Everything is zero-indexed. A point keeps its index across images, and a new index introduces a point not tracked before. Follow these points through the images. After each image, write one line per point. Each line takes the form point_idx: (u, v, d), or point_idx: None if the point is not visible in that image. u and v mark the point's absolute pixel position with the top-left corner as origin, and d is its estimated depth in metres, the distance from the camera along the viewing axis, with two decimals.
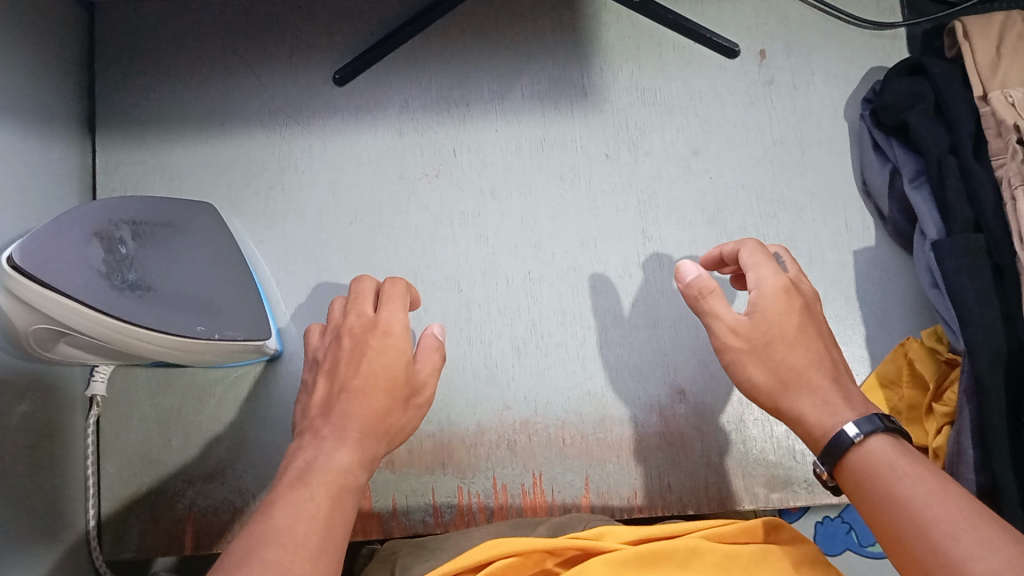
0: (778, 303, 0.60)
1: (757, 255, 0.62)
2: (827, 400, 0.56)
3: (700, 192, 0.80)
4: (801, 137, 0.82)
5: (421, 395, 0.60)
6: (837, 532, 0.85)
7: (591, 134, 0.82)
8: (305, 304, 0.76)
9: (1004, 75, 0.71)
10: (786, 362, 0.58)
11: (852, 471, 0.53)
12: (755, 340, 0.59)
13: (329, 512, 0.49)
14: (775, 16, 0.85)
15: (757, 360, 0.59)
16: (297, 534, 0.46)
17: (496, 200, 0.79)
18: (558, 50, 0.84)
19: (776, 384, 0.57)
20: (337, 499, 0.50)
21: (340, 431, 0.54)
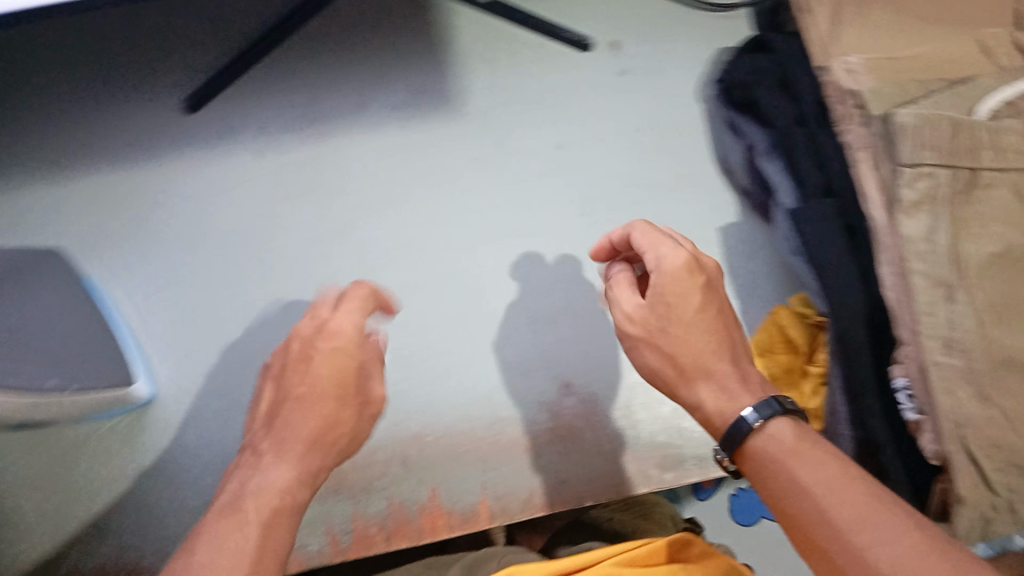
0: (679, 281, 0.57)
1: (650, 235, 0.59)
2: (724, 386, 0.54)
3: (567, 187, 0.82)
4: (660, 123, 0.83)
5: (373, 404, 0.58)
6: (753, 502, 0.85)
7: (456, 140, 0.82)
8: (178, 346, 0.73)
9: (843, 42, 0.76)
10: (679, 351, 0.56)
11: (753, 457, 0.51)
12: (653, 324, 0.58)
13: (259, 542, 0.48)
14: (621, 10, 0.87)
15: (653, 346, 0.58)
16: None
17: (367, 215, 0.79)
18: (413, 58, 0.84)
19: (675, 370, 0.56)
20: (266, 525, 0.49)
21: (281, 446, 0.53)
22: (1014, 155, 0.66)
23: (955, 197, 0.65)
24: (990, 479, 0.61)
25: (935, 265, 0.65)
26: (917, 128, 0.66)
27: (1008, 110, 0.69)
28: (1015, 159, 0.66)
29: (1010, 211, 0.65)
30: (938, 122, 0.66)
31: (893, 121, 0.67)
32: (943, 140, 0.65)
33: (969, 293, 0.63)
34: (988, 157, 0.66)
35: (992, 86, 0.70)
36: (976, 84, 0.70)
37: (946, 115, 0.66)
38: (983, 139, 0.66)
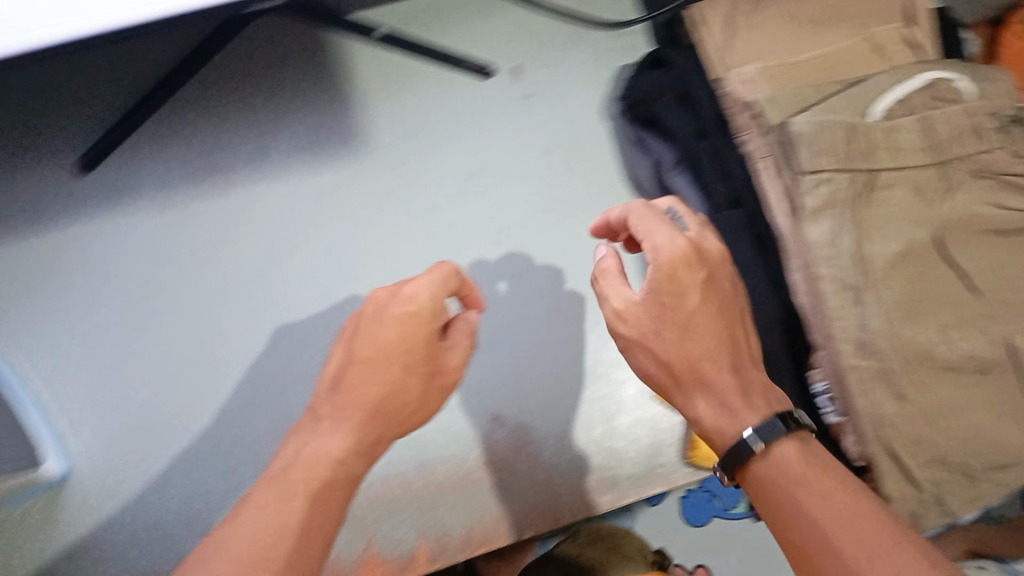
0: (678, 277, 0.54)
1: (648, 225, 0.56)
2: (724, 402, 0.53)
3: (480, 216, 0.81)
4: (568, 145, 0.83)
5: (448, 373, 0.59)
6: (703, 502, 0.83)
7: (364, 179, 0.81)
8: (131, 394, 0.73)
9: (735, 57, 0.77)
10: (672, 357, 0.55)
11: (756, 482, 0.50)
12: (646, 324, 0.56)
13: (305, 517, 0.50)
14: (520, 29, 0.86)
15: (643, 351, 0.56)
16: (264, 556, 0.47)
17: (276, 263, 0.78)
18: (312, 99, 0.82)
19: (670, 377, 0.55)
20: (315, 502, 0.51)
21: (340, 415, 0.56)
22: (909, 154, 0.68)
23: (854, 199, 0.66)
24: (914, 476, 0.64)
25: (842, 269, 0.66)
26: (812, 136, 0.67)
27: (900, 108, 0.70)
28: (911, 158, 0.68)
29: (909, 210, 0.67)
30: (833, 129, 0.66)
31: (790, 129, 0.68)
32: (839, 146, 0.66)
33: (878, 294, 0.65)
34: (882, 158, 0.67)
35: (885, 84, 0.71)
36: (870, 84, 0.71)
37: (840, 120, 0.67)
38: (876, 141, 0.67)
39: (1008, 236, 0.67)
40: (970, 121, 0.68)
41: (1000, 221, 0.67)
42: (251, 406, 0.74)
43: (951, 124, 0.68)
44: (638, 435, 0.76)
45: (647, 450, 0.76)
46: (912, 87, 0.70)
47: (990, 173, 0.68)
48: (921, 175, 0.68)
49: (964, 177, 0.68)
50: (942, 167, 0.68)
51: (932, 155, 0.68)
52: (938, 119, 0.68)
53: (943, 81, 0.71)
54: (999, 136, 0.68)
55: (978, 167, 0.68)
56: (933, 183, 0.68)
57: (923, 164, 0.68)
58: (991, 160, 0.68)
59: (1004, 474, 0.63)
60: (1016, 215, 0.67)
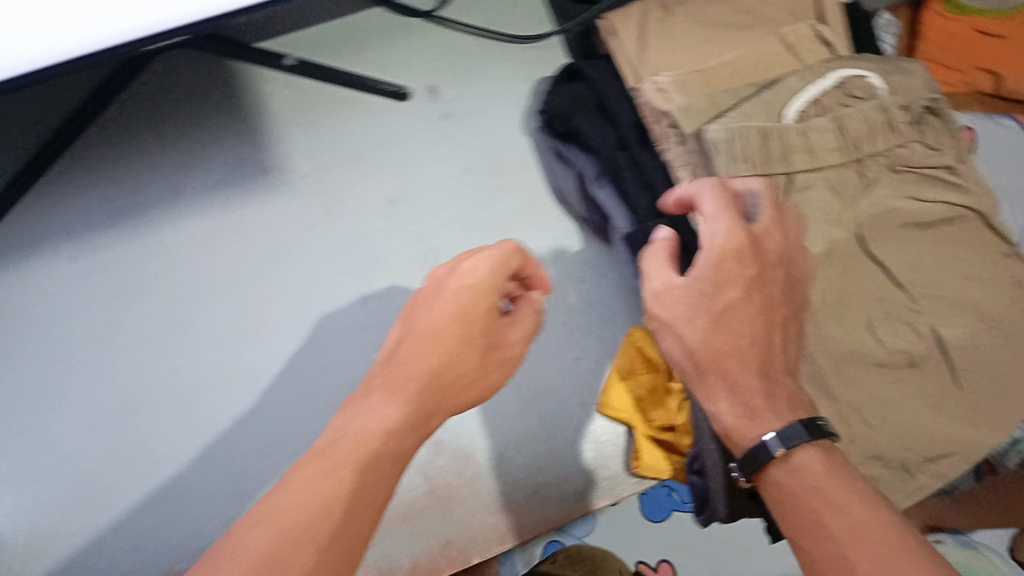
0: (723, 268, 0.49)
1: (701, 199, 0.52)
2: (746, 403, 0.47)
3: (407, 241, 0.79)
4: (490, 162, 0.82)
5: (506, 350, 0.53)
6: (660, 498, 0.84)
7: (284, 210, 0.79)
8: (100, 412, 0.71)
9: (652, 63, 0.76)
10: (707, 348, 0.49)
11: (773, 486, 0.46)
12: (680, 312, 0.50)
13: (357, 490, 0.41)
14: (435, 49, 0.85)
15: (675, 337, 0.51)
16: (302, 532, 0.38)
17: (197, 302, 0.75)
18: (226, 133, 0.80)
19: (693, 367, 0.50)
20: (363, 476, 0.42)
21: (392, 384, 0.47)
22: (825, 154, 0.67)
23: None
24: None
25: None
26: (727, 143, 0.67)
27: (813, 108, 0.70)
28: (827, 159, 0.67)
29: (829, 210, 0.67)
30: (746, 135, 0.66)
31: (705, 138, 0.68)
32: (754, 152, 0.66)
33: None
34: (798, 160, 0.67)
35: (795, 88, 0.71)
36: (780, 87, 0.71)
37: (754, 126, 0.66)
38: (791, 144, 0.67)
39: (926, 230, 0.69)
40: (885, 117, 0.69)
41: (919, 215, 0.69)
42: (181, 451, 0.70)
43: (863, 123, 0.68)
44: (581, 450, 0.77)
45: (593, 463, 0.77)
46: (823, 87, 0.70)
47: (905, 168, 0.70)
48: (836, 175, 0.68)
49: (880, 174, 0.69)
50: (858, 165, 0.69)
51: (847, 154, 0.68)
52: (850, 117, 0.68)
53: (854, 79, 0.71)
54: (912, 131, 0.70)
55: (893, 162, 0.70)
56: (850, 182, 0.68)
57: (839, 163, 0.68)
58: (906, 154, 0.70)
59: (938, 464, 0.64)
60: (933, 208, 0.69)
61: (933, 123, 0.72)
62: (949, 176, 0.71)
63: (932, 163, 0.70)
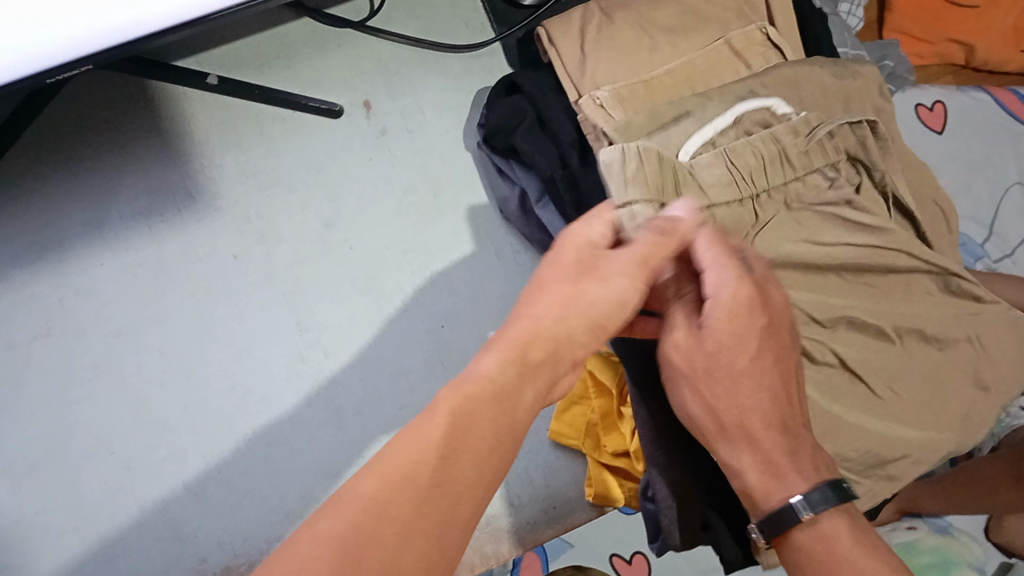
0: (737, 322, 0.47)
1: (716, 251, 0.47)
2: (770, 460, 0.48)
3: (344, 265, 0.76)
4: (430, 179, 0.79)
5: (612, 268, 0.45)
6: None
7: (211, 236, 0.75)
8: (29, 457, 0.68)
9: (593, 75, 0.72)
10: (724, 404, 0.48)
11: (802, 549, 0.46)
12: (698, 367, 0.48)
13: (453, 441, 0.36)
14: (369, 60, 0.81)
15: (694, 392, 0.49)
16: (415, 467, 0.35)
17: (127, 339, 0.72)
18: (149, 157, 0.76)
19: (715, 423, 0.49)
20: (465, 423, 0.37)
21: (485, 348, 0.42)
22: (717, 190, 0.60)
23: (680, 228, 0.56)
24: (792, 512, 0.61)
25: None
26: (622, 163, 0.56)
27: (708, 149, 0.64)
28: (722, 193, 0.60)
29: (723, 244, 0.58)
30: (643, 158, 0.56)
31: (601, 160, 0.57)
32: (653, 178, 0.56)
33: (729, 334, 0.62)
34: (688, 191, 0.59)
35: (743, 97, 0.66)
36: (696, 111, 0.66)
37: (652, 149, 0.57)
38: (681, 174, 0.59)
39: (844, 261, 0.61)
40: (778, 148, 0.62)
41: (827, 257, 0.60)
42: (114, 497, 0.68)
43: (754, 155, 0.61)
44: (533, 480, 0.76)
45: (545, 493, 0.76)
46: (719, 125, 0.64)
47: (800, 205, 0.62)
48: (732, 215, 0.60)
49: (779, 210, 0.62)
50: (754, 202, 0.61)
51: (742, 189, 0.60)
52: (740, 149, 0.61)
53: (752, 115, 0.65)
54: (812, 160, 0.63)
55: (789, 197, 0.62)
56: (746, 219, 0.60)
57: (734, 198, 0.60)
58: (801, 188, 0.63)
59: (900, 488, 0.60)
60: (842, 241, 0.61)
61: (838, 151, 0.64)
62: (853, 212, 0.62)
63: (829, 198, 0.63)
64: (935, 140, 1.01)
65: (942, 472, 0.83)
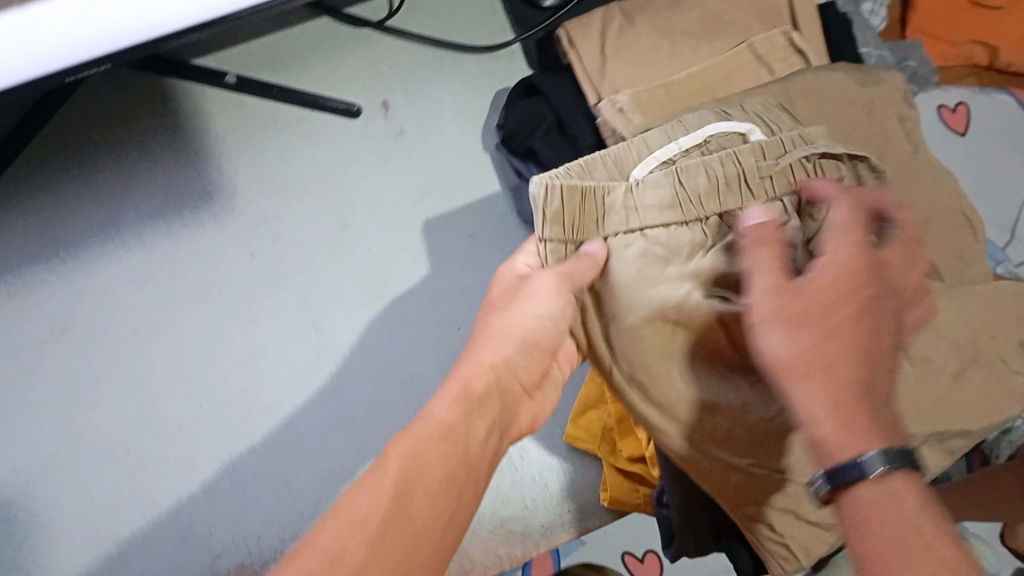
0: (848, 279, 0.42)
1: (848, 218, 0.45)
2: (844, 412, 0.39)
3: (358, 268, 0.76)
4: (446, 182, 0.79)
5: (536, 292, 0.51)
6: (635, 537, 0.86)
7: (226, 237, 0.75)
8: (44, 454, 0.68)
9: (612, 80, 0.71)
10: (816, 346, 0.41)
11: (861, 508, 0.39)
12: (800, 307, 0.41)
13: (397, 486, 0.39)
14: (386, 62, 0.81)
15: (790, 332, 0.41)
16: (368, 514, 0.37)
17: (141, 338, 0.72)
18: (165, 157, 0.76)
19: (796, 367, 0.41)
20: (409, 464, 0.40)
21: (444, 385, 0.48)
22: (650, 217, 0.51)
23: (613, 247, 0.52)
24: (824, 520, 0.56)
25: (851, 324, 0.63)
26: (548, 198, 0.50)
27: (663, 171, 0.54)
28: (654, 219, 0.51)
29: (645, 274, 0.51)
30: (565, 193, 0.50)
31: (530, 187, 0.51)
32: (576, 214, 0.51)
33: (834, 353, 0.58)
34: (617, 221, 0.51)
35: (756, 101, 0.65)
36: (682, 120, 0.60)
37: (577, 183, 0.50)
38: (610, 205, 0.52)
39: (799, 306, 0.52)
40: (738, 168, 0.51)
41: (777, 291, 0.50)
42: (126, 496, 0.68)
43: (706, 176, 0.51)
44: (547, 485, 0.75)
45: (560, 497, 0.75)
46: (683, 146, 0.55)
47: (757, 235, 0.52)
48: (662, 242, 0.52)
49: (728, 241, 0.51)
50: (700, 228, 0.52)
51: (687, 214, 0.51)
52: (690, 168, 0.51)
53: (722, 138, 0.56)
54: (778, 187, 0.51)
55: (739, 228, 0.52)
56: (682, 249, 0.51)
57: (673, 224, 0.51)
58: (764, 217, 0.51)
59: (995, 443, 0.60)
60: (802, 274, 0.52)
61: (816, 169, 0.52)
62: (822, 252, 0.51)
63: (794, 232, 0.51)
64: (958, 145, 0.99)
65: (959, 478, 0.81)
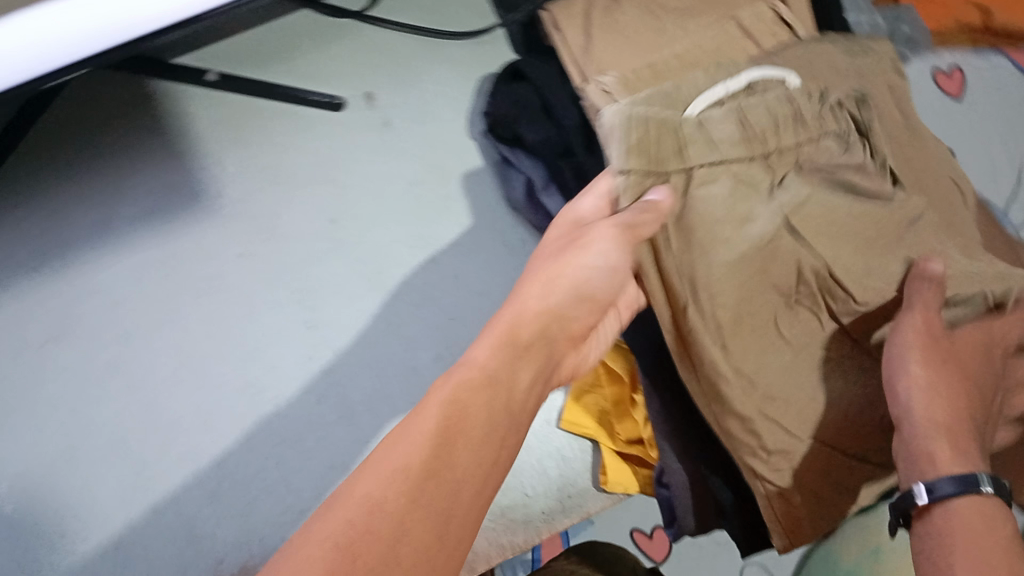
0: (976, 354, 0.55)
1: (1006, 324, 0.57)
2: (962, 449, 0.48)
3: (351, 262, 0.75)
4: (436, 171, 0.78)
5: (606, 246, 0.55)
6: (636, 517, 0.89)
7: (217, 236, 0.75)
8: (41, 461, 0.67)
9: (598, 61, 0.70)
10: (944, 388, 0.51)
11: (953, 514, 0.46)
12: (943, 359, 0.52)
13: (441, 424, 0.41)
14: (371, 52, 0.81)
15: (933, 369, 0.52)
16: (412, 451, 0.39)
17: (136, 341, 0.71)
18: (154, 159, 0.76)
19: (923, 398, 0.51)
20: (452, 405, 0.42)
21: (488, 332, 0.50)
22: (727, 146, 0.56)
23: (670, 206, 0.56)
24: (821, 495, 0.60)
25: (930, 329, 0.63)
26: (627, 128, 0.54)
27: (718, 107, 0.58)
28: (733, 149, 0.56)
29: (728, 212, 0.56)
30: (641, 123, 0.54)
31: (600, 122, 0.55)
32: (656, 144, 0.55)
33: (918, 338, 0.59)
34: (695, 154, 0.56)
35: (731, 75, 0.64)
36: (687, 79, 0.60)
37: (655, 116, 0.55)
38: (688, 135, 0.55)
39: (851, 225, 0.58)
40: (806, 104, 0.58)
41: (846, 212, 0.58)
42: (126, 499, 0.67)
43: (769, 112, 0.57)
44: (546, 472, 0.74)
45: (559, 483, 0.74)
46: (731, 86, 0.58)
47: (811, 167, 0.58)
48: (744, 169, 0.57)
49: (788, 173, 0.58)
50: (765, 159, 0.57)
51: (755, 147, 0.56)
52: (754, 109, 0.57)
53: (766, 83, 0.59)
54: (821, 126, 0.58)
55: (800, 158, 0.58)
56: (756, 178, 0.57)
57: (742, 158, 0.56)
58: (813, 151, 0.58)
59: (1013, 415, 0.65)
60: (842, 202, 0.58)
61: (863, 108, 0.61)
62: (861, 181, 0.59)
63: (840, 162, 0.58)
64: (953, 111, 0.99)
65: None
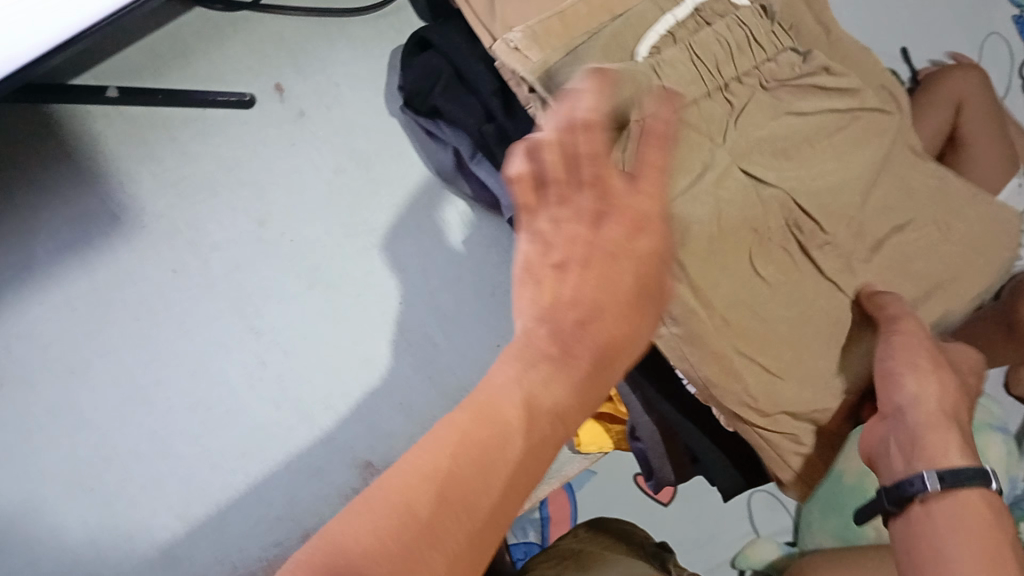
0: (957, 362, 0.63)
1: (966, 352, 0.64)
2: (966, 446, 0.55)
3: (286, 260, 0.74)
4: (357, 155, 0.78)
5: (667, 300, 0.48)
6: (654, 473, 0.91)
7: (146, 255, 0.73)
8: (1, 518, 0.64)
9: (504, 17, 0.68)
10: (952, 415, 0.57)
11: (955, 500, 0.53)
12: (936, 372, 0.58)
13: (507, 483, 0.38)
14: (273, 42, 0.80)
15: (934, 384, 0.58)
16: (475, 498, 0.36)
17: (78, 377, 0.69)
18: (61, 187, 0.72)
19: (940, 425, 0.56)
20: (528, 458, 0.39)
21: (570, 357, 0.42)
22: (682, 85, 0.62)
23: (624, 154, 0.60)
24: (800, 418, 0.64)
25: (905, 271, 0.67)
26: None
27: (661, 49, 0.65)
28: (687, 89, 0.62)
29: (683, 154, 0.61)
30: None
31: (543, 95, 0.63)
32: None
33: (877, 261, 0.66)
34: None
35: (651, 14, 0.67)
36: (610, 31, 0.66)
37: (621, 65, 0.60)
38: None
39: (817, 135, 0.66)
40: (745, 32, 0.66)
41: (801, 130, 0.66)
42: (97, 539, 0.65)
43: (719, 43, 0.65)
44: None
45: None
46: (679, 16, 0.67)
47: (775, 83, 0.67)
48: (699, 107, 0.63)
49: (748, 97, 0.65)
50: (724, 91, 0.64)
51: (707, 81, 0.63)
52: (705, 41, 0.64)
53: (713, 5, 0.68)
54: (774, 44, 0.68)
55: (764, 78, 0.67)
56: (719, 111, 0.63)
57: (701, 94, 0.63)
58: (775, 68, 0.67)
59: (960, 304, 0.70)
60: (816, 111, 0.66)
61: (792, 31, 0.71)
62: (830, 81, 0.68)
63: (804, 71, 0.68)
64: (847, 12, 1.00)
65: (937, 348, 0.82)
